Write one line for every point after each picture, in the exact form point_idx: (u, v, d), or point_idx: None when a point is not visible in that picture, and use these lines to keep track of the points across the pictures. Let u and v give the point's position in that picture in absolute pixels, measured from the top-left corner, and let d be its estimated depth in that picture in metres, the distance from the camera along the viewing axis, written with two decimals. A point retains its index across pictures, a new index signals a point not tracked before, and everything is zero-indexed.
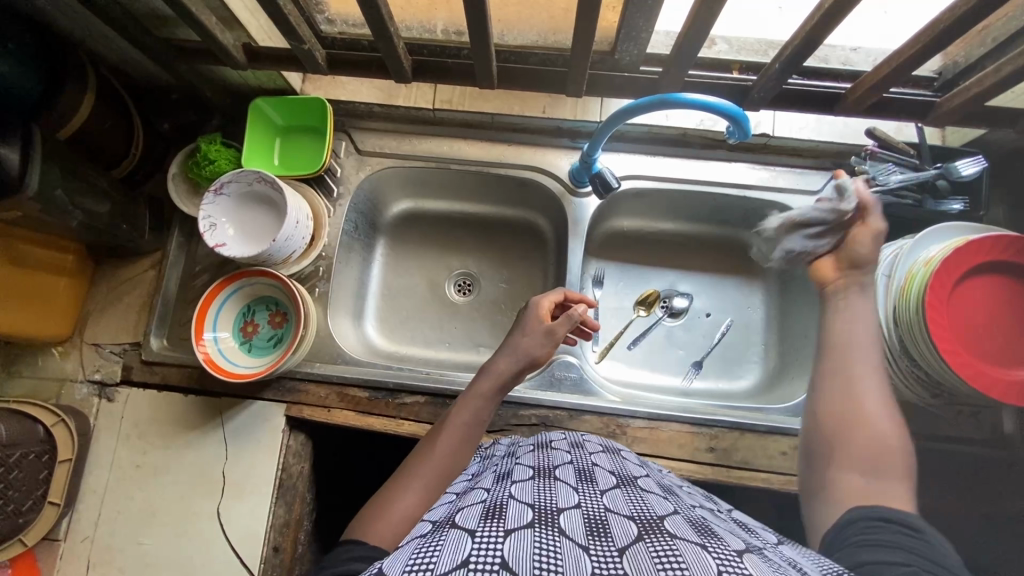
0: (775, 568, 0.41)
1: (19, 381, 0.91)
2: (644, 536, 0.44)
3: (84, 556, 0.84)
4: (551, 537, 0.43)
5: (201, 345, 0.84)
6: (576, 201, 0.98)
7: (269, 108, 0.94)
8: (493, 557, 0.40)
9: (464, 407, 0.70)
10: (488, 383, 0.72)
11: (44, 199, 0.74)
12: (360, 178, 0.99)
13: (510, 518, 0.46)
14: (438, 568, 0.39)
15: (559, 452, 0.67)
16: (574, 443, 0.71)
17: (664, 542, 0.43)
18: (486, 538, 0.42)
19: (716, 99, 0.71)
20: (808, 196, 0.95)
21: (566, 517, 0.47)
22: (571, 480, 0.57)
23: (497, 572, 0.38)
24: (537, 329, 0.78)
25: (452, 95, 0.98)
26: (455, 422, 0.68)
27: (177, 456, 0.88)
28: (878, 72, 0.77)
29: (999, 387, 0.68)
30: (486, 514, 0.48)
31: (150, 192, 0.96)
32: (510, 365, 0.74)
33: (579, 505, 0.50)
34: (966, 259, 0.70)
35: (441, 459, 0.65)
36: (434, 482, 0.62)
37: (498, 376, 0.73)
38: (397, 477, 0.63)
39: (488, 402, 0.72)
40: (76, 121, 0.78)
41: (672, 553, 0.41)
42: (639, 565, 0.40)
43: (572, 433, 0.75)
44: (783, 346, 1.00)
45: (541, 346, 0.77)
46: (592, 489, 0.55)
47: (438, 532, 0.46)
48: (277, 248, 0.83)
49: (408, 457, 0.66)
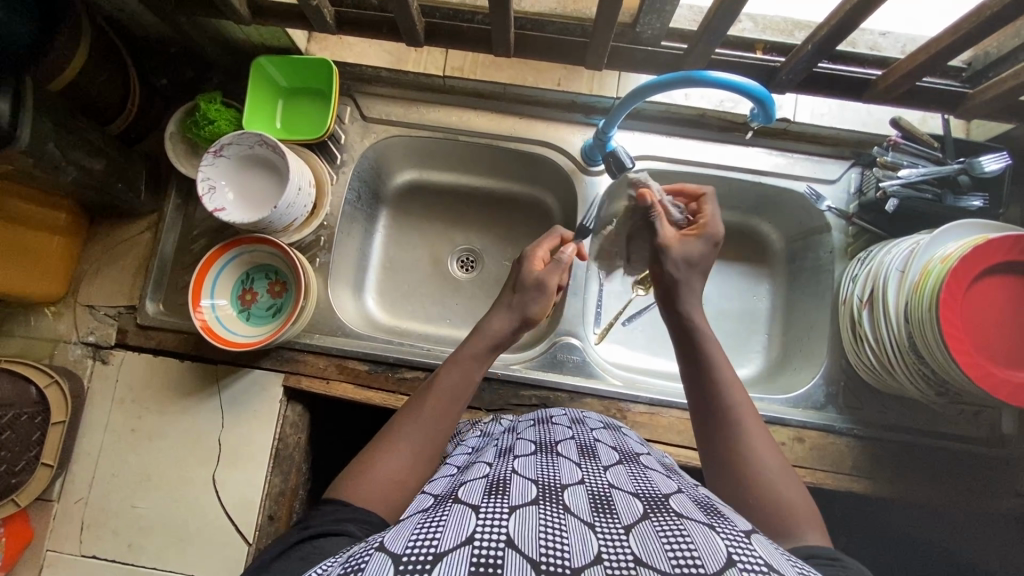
0: (785, 552, 0.41)
1: (10, 339, 0.89)
2: (650, 515, 0.44)
3: (78, 517, 0.84)
4: (556, 513, 0.42)
5: (199, 312, 0.82)
6: (587, 179, 0.95)
7: (272, 68, 0.90)
8: (498, 534, 0.39)
9: (455, 367, 0.69)
10: (480, 344, 0.71)
11: (36, 154, 0.71)
12: (365, 145, 0.96)
13: (515, 495, 0.45)
14: (441, 546, 0.38)
15: (559, 427, 0.66)
16: (575, 419, 0.71)
17: (671, 520, 0.42)
18: (490, 514, 0.41)
19: (742, 78, 0.68)
20: (824, 185, 0.92)
21: (569, 493, 0.47)
22: (574, 456, 0.56)
23: (502, 550, 0.38)
24: (528, 281, 0.75)
25: (465, 63, 0.95)
26: (444, 384, 0.67)
27: (173, 421, 0.87)
28: (911, 60, 0.74)
29: (1005, 387, 0.66)
30: (489, 489, 0.47)
31: (147, 151, 0.93)
32: (505, 326, 0.73)
33: (582, 482, 0.50)
34: (986, 258, 0.69)
35: (429, 421, 0.63)
36: (424, 443, 0.62)
37: (493, 336, 0.72)
38: (383, 437, 0.62)
39: (479, 363, 0.70)
40: (71, 69, 0.75)
41: (679, 532, 0.40)
42: (646, 543, 0.39)
43: (570, 410, 0.75)
44: (787, 336, 0.99)
45: (536, 300, 0.75)
46: (595, 464, 0.55)
47: (440, 507, 0.45)
48: (278, 215, 0.81)
49: (394, 417, 0.65)
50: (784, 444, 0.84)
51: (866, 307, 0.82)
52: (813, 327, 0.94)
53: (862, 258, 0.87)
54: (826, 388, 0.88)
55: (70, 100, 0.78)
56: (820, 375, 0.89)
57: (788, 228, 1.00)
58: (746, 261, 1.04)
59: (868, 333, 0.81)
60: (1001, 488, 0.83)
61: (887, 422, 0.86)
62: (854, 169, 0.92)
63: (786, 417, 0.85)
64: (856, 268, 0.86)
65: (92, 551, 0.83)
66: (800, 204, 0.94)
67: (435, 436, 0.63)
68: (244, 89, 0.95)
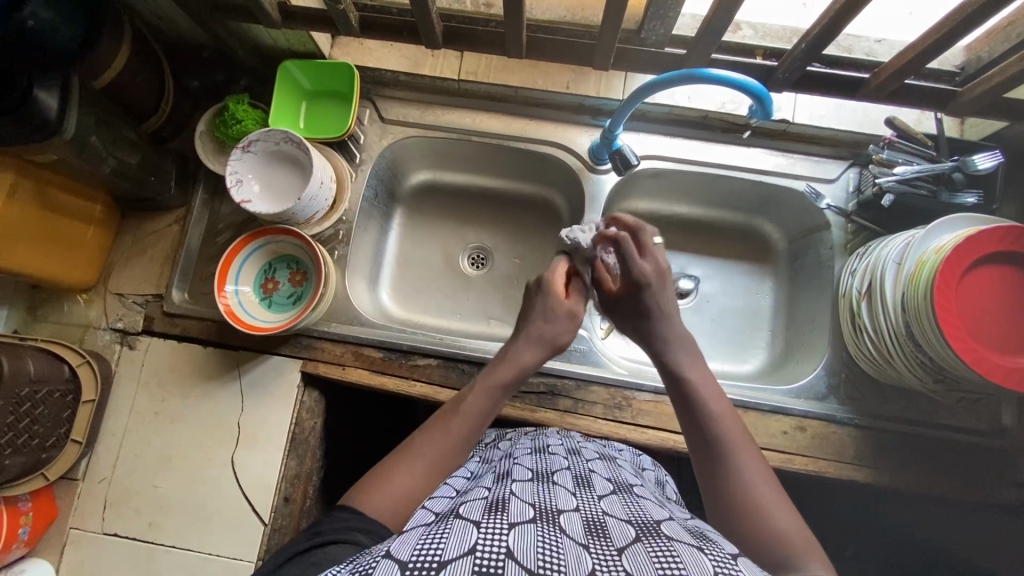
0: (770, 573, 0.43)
1: (43, 325, 0.94)
2: (641, 538, 0.46)
3: (102, 496, 0.88)
4: (553, 533, 0.45)
5: (223, 297, 0.86)
6: (594, 177, 0.98)
7: (298, 71, 0.96)
8: (498, 547, 0.42)
9: (483, 393, 0.70)
10: (509, 373, 0.72)
11: (79, 143, 0.76)
12: (382, 145, 1.00)
13: (513, 514, 0.48)
14: (446, 554, 0.41)
15: (557, 457, 0.69)
16: (571, 450, 0.74)
17: (662, 543, 0.45)
18: (491, 529, 0.44)
19: (741, 76, 0.72)
20: (824, 184, 0.95)
21: (565, 517, 0.50)
22: (569, 485, 0.59)
23: (503, 561, 0.40)
24: (559, 309, 0.76)
25: (478, 66, 1.00)
26: (469, 409, 0.68)
27: (194, 405, 0.91)
28: (901, 59, 0.79)
29: (999, 372, 0.68)
30: (489, 508, 0.50)
31: (178, 149, 0.99)
32: (532, 357, 0.74)
33: (577, 508, 0.52)
34: (978, 250, 0.72)
35: (450, 441, 0.65)
36: (442, 461, 0.63)
37: (520, 367, 0.73)
38: (403, 452, 0.64)
39: (503, 392, 0.71)
40: (113, 69, 0.81)
41: (669, 553, 0.43)
42: (638, 562, 0.42)
43: (567, 440, 0.78)
44: (790, 330, 1.01)
45: (563, 330, 0.77)
46: (589, 494, 0.58)
47: (443, 522, 0.48)
48: (301, 207, 0.85)
49: (416, 431, 0.67)
50: (786, 432, 0.86)
51: (865, 299, 0.85)
52: (814, 322, 0.97)
53: (860, 253, 0.89)
54: (828, 379, 0.90)
55: (110, 97, 0.84)
56: (821, 366, 0.91)
57: (790, 227, 1.03)
58: (749, 260, 1.07)
59: (867, 323, 0.83)
60: (1003, 480, 0.84)
61: (889, 413, 0.87)
62: (852, 169, 0.95)
63: (788, 406, 0.87)
64: (856, 263, 0.89)
65: (114, 528, 0.86)
66: (800, 203, 0.97)
67: (453, 456, 0.64)
68: (270, 91, 1.01)
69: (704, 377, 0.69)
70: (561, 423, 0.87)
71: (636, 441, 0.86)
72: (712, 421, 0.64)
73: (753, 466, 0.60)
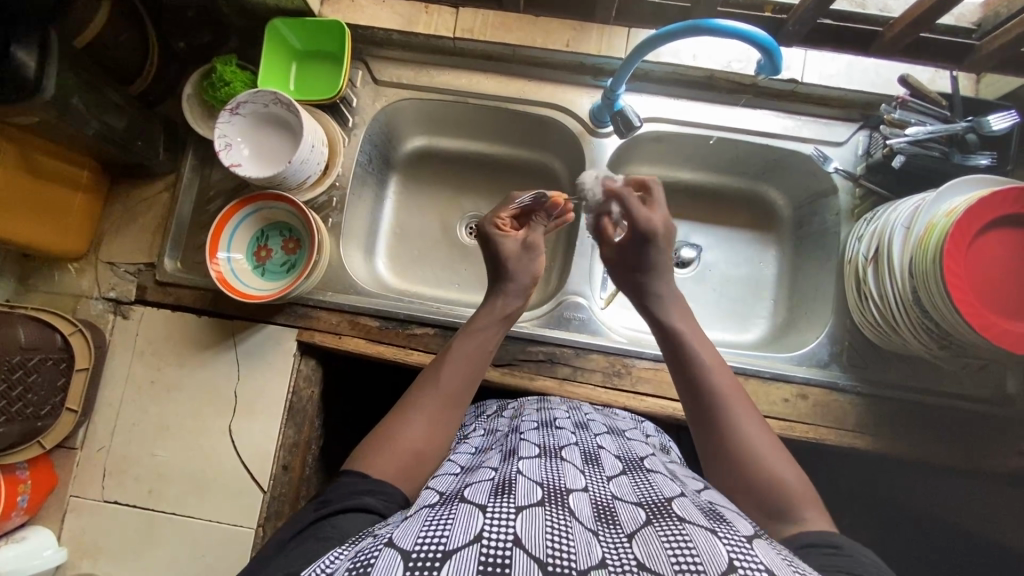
0: (788, 558, 0.42)
1: (34, 293, 0.92)
2: (652, 521, 0.45)
3: (100, 465, 0.88)
4: (562, 517, 0.44)
5: (215, 263, 0.84)
6: (596, 141, 0.95)
7: (287, 30, 0.92)
8: (505, 533, 0.41)
9: (468, 336, 0.72)
10: (488, 316, 0.75)
11: (60, 106, 0.74)
12: (376, 109, 0.97)
13: (521, 495, 0.47)
14: (450, 543, 0.40)
15: (564, 431, 0.68)
16: (578, 423, 0.73)
17: (674, 526, 0.44)
18: (498, 512, 0.43)
19: (750, 28, 0.69)
20: (832, 147, 0.92)
21: (574, 498, 0.48)
22: (578, 462, 0.58)
23: (510, 550, 0.40)
24: (517, 249, 0.78)
25: (475, 23, 0.93)
26: (457, 355, 0.70)
27: (190, 374, 0.90)
28: (917, 10, 0.76)
29: (1008, 336, 0.67)
30: (496, 490, 0.49)
31: (166, 113, 0.95)
32: (511, 304, 0.76)
33: (586, 489, 0.51)
34: (989, 211, 0.69)
35: (446, 390, 0.66)
36: (441, 414, 0.65)
37: (500, 310, 0.75)
38: (400, 410, 0.65)
39: (489, 333, 0.74)
40: (94, 26, 0.78)
41: (682, 538, 0.42)
42: (649, 550, 0.41)
43: (574, 412, 0.77)
44: (793, 301, 1.00)
45: (529, 266, 0.78)
46: (598, 473, 0.57)
47: (447, 505, 0.47)
48: (291, 171, 0.83)
49: (411, 389, 0.68)
50: (787, 400, 0.85)
51: (872, 265, 0.82)
52: (818, 290, 0.95)
53: (868, 218, 0.87)
54: (831, 347, 0.89)
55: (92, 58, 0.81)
56: (824, 334, 0.89)
57: (795, 193, 1.01)
58: (753, 228, 1.05)
59: (873, 290, 0.82)
60: (1003, 447, 0.84)
61: (891, 381, 0.86)
62: (862, 131, 0.92)
63: (789, 374, 0.86)
64: (863, 229, 0.87)
65: (114, 496, 0.87)
66: (807, 167, 0.94)
67: (451, 405, 0.66)
68: (259, 52, 0.97)
69: (696, 332, 0.69)
70: (560, 391, 0.86)
71: (636, 409, 0.86)
72: (706, 373, 0.64)
73: (751, 419, 0.60)
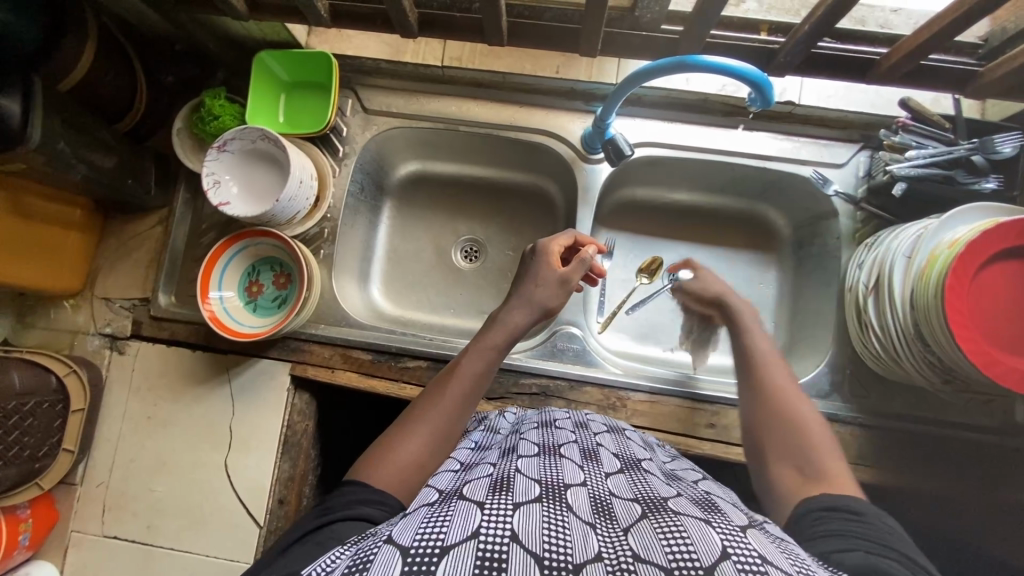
0: (783, 550, 0.40)
1: (32, 331, 0.93)
2: (648, 514, 0.44)
3: (100, 500, 0.88)
4: (559, 510, 0.42)
5: (206, 303, 0.84)
6: (588, 167, 0.94)
7: (273, 62, 0.91)
8: (503, 529, 0.39)
9: (475, 354, 0.68)
10: (501, 336, 0.70)
11: (47, 152, 0.74)
12: (366, 138, 0.96)
13: (518, 492, 0.45)
14: (449, 539, 0.38)
15: (563, 430, 0.67)
16: (578, 422, 0.72)
17: (669, 519, 0.42)
18: (495, 509, 0.41)
19: (739, 63, 0.67)
20: (831, 169, 0.90)
21: (572, 492, 0.47)
22: (577, 459, 0.57)
23: (507, 544, 0.38)
24: (553, 282, 0.75)
25: (462, 52, 0.96)
26: (466, 373, 0.66)
27: (186, 410, 0.90)
28: (917, 38, 0.73)
29: (1013, 376, 0.64)
30: (494, 487, 0.47)
31: (156, 147, 0.95)
32: (524, 318, 0.72)
33: (584, 482, 0.50)
34: (995, 244, 0.67)
35: (451, 406, 0.64)
36: (445, 429, 0.62)
37: (511, 329, 0.71)
38: (405, 422, 0.63)
39: (498, 354, 0.70)
40: (80, 68, 0.77)
41: (676, 530, 0.40)
42: (645, 542, 0.39)
43: (574, 413, 0.77)
44: (794, 324, 0.97)
45: (557, 296, 0.75)
46: (597, 468, 0.55)
47: (446, 503, 0.45)
48: (280, 209, 0.82)
49: (415, 402, 0.65)
50: None
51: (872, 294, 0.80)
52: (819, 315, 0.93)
53: (869, 244, 0.84)
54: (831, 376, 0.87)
55: (81, 101, 0.81)
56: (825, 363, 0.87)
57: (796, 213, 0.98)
58: (752, 249, 1.03)
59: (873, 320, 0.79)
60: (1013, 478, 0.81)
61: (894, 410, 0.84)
62: (862, 152, 0.90)
63: None
64: (864, 254, 0.84)
65: (114, 532, 0.87)
66: (806, 189, 0.92)
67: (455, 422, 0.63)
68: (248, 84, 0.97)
69: None
70: None
71: None
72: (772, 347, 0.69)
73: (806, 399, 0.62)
